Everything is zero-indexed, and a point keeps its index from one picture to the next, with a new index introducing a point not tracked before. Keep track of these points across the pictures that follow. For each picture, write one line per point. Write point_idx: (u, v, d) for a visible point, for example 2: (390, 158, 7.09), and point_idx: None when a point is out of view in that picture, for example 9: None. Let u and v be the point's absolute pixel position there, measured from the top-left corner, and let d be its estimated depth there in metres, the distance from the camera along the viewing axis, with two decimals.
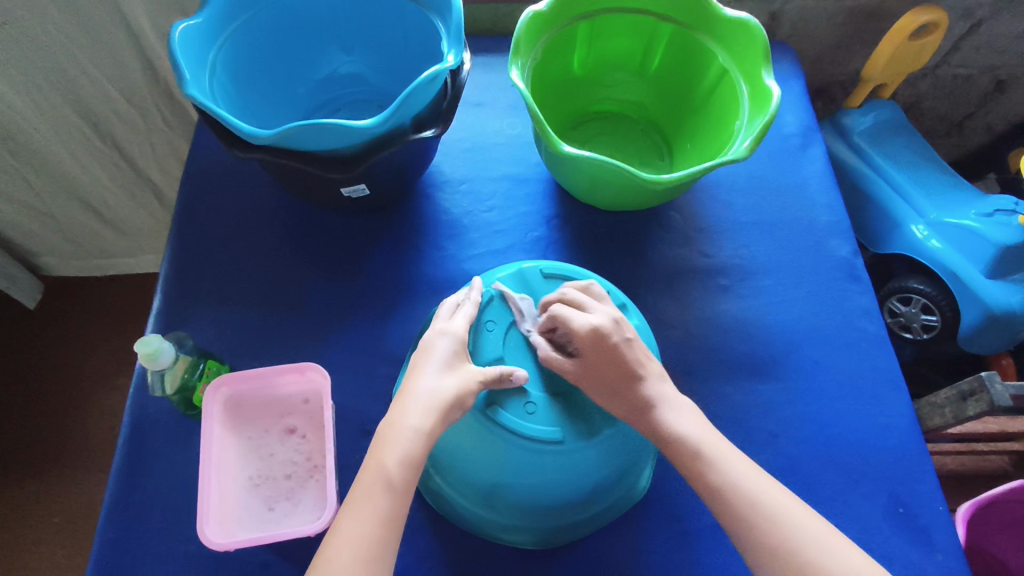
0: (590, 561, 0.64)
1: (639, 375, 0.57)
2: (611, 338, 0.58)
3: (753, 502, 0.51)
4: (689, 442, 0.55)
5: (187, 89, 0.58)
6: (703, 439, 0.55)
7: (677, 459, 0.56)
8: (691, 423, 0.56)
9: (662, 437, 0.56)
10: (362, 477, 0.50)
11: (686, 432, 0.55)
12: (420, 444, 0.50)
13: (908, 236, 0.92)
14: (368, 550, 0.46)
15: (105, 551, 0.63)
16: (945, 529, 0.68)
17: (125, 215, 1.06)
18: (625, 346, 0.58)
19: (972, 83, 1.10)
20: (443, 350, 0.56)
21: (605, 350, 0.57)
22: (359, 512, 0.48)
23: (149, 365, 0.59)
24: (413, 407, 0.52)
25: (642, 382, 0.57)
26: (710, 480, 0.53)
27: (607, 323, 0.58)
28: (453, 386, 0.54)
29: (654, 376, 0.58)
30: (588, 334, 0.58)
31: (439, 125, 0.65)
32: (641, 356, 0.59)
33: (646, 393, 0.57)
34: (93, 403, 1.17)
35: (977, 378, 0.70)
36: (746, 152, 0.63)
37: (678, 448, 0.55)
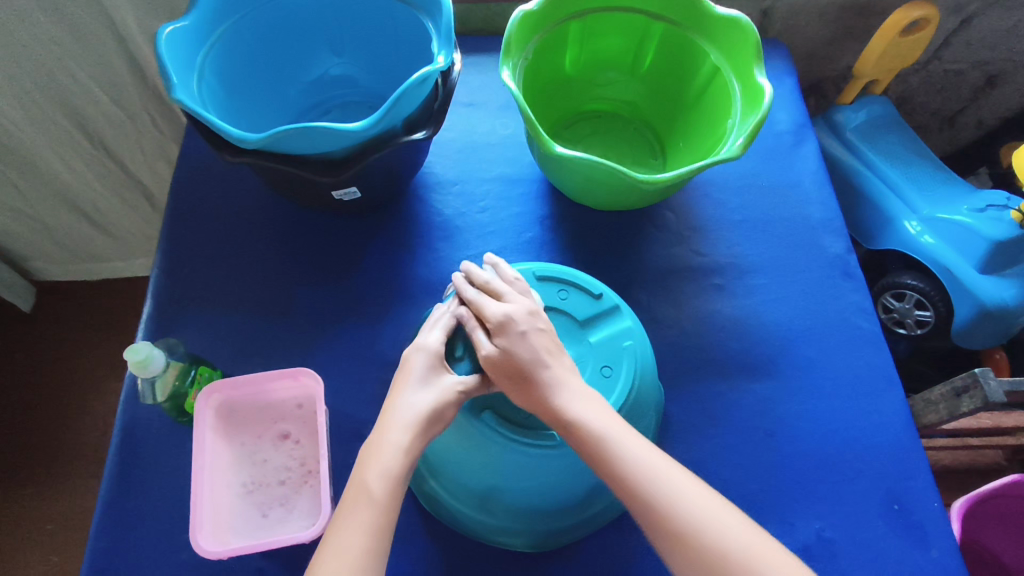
0: (587, 563, 0.64)
1: (543, 363, 0.56)
2: (518, 326, 0.57)
3: (658, 497, 0.49)
4: (587, 429, 0.52)
5: (175, 94, 0.58)
6: (603, 424, 0.53)
7: (579, 447, 0.53)
8: (593, 410, 0.54)
9: (562, 424, 0.53)
10: (348, 494, 0.51)
11: (586, 420, 0.53)
12: (401, 459, 0.51)
13: (901, 232, 0.92)
14: (357, 560, 0.46)
15: (98, 560, 0.62)
16: (940, 526, 0.68)
17: (116, 218, 1.06)
18: (530, 337, 0.57)
19: (964, 78, 1.10)
20: (421, 363, 0.56)
21: (512, 339, 0.56)
22: (345, 526, 0.48)
23: (139, 372, 0.58)
24: (393, 424, 0.53)
25: (544, 368, 0.55)
26: (611, 471, 0.51)
27: (520, 313, 0.58)
28: (432, 400, 0.54)
29: (562, 367, 0.56)
30: (500, 318, 0.57)
31: (431, 127, 0.64)
32: (548, 344, 0.57)
33: (547, 377, 0.55)
34: (85, 409, 1.16)
35: (970, 375, 0.70)
36: (738, 151, 0.62)
37: (577, 437, 0.53)
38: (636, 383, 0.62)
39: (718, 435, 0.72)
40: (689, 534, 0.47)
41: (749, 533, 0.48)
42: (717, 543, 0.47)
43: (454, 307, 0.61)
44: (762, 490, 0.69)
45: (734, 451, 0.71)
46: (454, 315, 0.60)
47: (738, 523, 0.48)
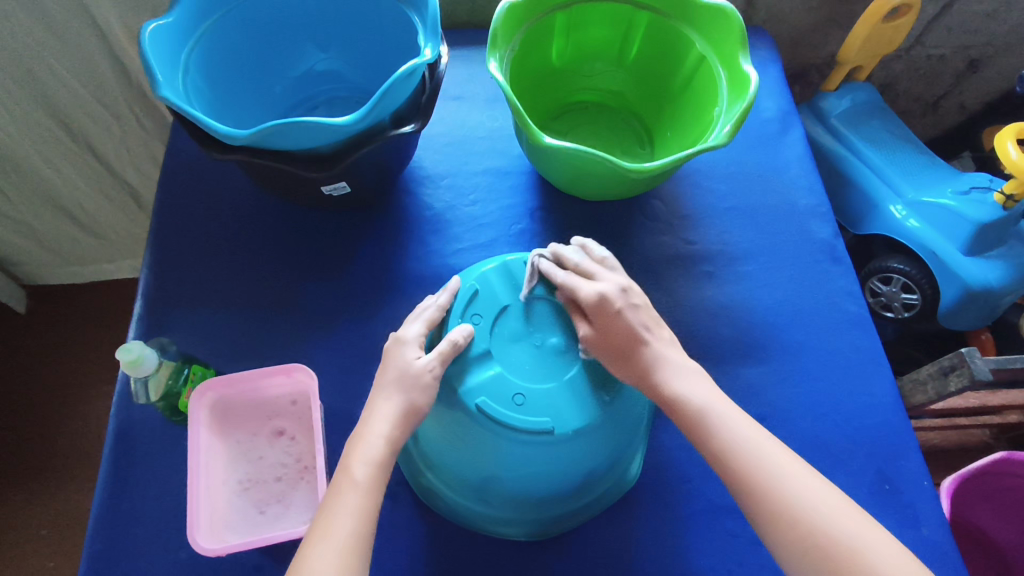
0: (585, 550, 0.65)
1: (644, 341, 0.59)
2: (615, 304, 0.59)
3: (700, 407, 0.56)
4: (689, 403, 0.56)
5: (159, 90, 0.57)
6: (701, 393, 0.57)
7: (679, 420, 0.57)
8: (696, 385, 0.58)
9: (665, 400, 0.57)
10: (334, 484, 0.52)
11: (688, 395, 0.57)
12: (384, 447, 0.53)
13: (887, 217, 0.93)
14: (342, 541, 0.48)
15: (94, 561, 0.62)
16: (930, 504, 0.69)
17: (103, 219, 1.05)
18: (631, 312, 0.60)
19: (946, 63, 1.11)
20: (405, 348, 0.58)
21: (610, 318, 0.59)
22: (336, 513, 0.50)
23: (131, 372, 0.58)
24: (375, 417, 0.55)
25: (644, 345, 0.59)
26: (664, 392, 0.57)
27: (613, 292, 0.60)
28: (411, 386, 0.55)
29: (661, 341, 0.60)
30: (594, 302, 0.59)
31: (419, 120, 0.64)
32: (648, 321, 0.60)
33: (650, 356, 0.58)
34: (77, 413, 1.15)
35: (957, 354, 0.71)
36: (726, 139, 0.63)
37: (677, 409, 0.57)
38: None
39: None
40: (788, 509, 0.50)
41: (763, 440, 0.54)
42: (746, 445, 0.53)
43: (439, 299, 0.62)
44: None
45: None
46: (439, 308, 0.62)
47: (841, 503, 0.51)
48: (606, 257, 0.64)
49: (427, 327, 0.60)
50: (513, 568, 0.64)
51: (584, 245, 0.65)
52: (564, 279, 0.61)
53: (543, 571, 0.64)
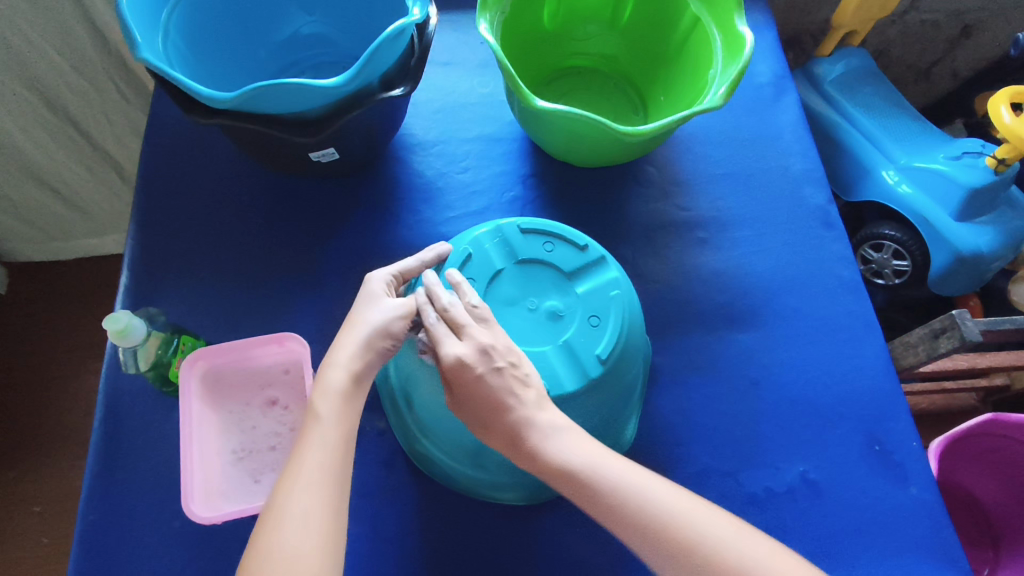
0: (580, 515, 0.65)
1: (506, 406, 0.53)
2: (472, 370, 0.53)
3: (570, 465, 0.51)
4: (571, 469, 0.51)
5: (139, 52, 0.55)
6: (584, 456, 0.52)
7: (562, 486, 0.52)
8: (572, 447, 0.52)
9: (545, 471, 0.52)
10: (304, 419, 0.51)
11: (564, 459, 0.51)
12: (348, 380, 0.52)
13: (879, 182, 0.93)
14: (309, 473, 0.47)
15: (88, 533, 0.62)
16: (918, 464, 0.71)
17: (86, 194, 1.02)
18: (491, 377, 0.53)
19: (940, 28, 1.10)
20: (371, 287, 0.57)
21: (467, 382, 0.53)
22: (309, 446, 0.49)
23: (119, 342, 0.57)
24: (345, 347, 0.53)
25: (506, 409, 0.53)
26: (540, 463, 0.52)
27: (471, 354, 0.53)
28: (381, 319, 0.54)
29: (531, 404, 0.53)
30: (450, 366, 0.53)
31: (408, 83, 0.62)
32: (514, 382, 0.54)
33: (516, 422, 0.53)
34: (67, 389, 1.14)
35: (948, 317, 0.71)
36: (721, 100, 0.62)
37: (562, 477, 0.52)
38: (625, 331, 0.61)
39: (704, 384, 0.73)
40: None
41: (646, 481, 0.51)
42: (619, 493, 0.50)
43: (423, 255, 0.61)
44: (747, 438, 0.71)
45: (722, 400, 0.72)
46: (420, 263, 0.61)
47: (729, 527, 0.48)
48: (478, 306, 0.56)
49: (396, 272, 0.59)
50: (508, 532, 0.64)
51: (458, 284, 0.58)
52: (431, 331, 0.55)
53: (537, 534, 0.64)
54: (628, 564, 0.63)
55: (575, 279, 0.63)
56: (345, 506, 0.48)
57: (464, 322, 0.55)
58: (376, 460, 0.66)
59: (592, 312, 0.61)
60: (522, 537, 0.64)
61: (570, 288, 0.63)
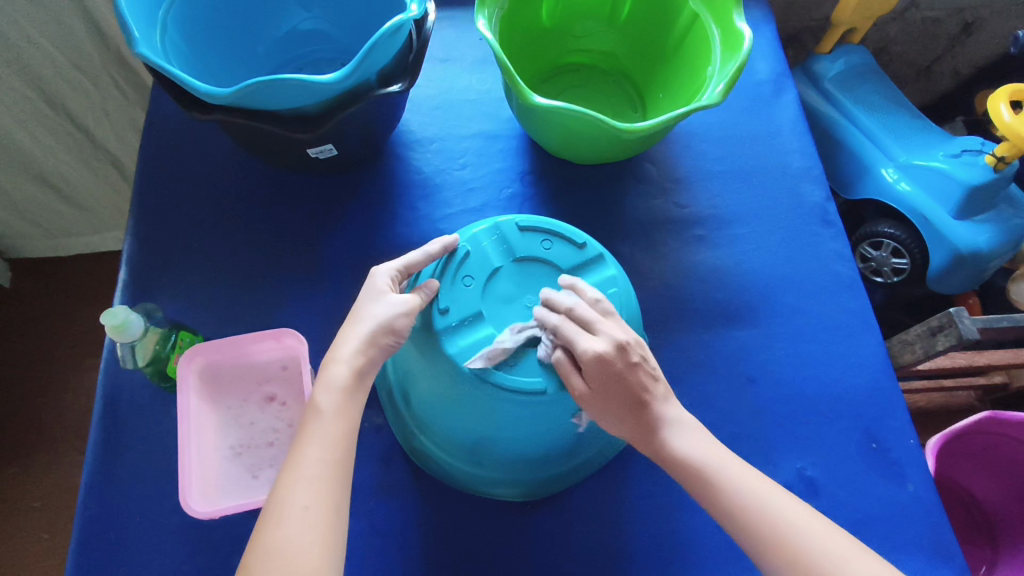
0: (576, 511, 0.65)
1: (645, 401, 0.54)
2: (617, 366, 0.53)
3: (686, 457, 0.53)
4: (693, 463, 0.52)
5: (136, 47, 0.55)
6: (704, 451, 0.53)
7: (684, 481, 0.53)
8: (699, 442, 0.53)
9: (672, 464, 0.53)
10: (306, 413, 0.51)
11: (692, 454, 0.53)
12: (351, 375, 0.52)
13: (878, 180, 0.93)
14: (311, 467, 0.47)
15: (86, 528, 0.62)
16: (916, 461, 0.71)
17: (86, 191, 1.02)
18: (631, 373, 0.54)
19: (941, 26, 1.10)
20: (375, 282, 0.57)
21: (608, 378, 0.53)
22: (311, 440, 0.49)
23: (117, 337, 0.57)
24: (348, 342, 0.53)
25: (645, 407, 0.54)
26: (665, 456, 0.54)
27: (611, 351, 0.53)
28: (384, 313, 0.54)
29: (662, 398, 0.55)
30: (592, 362, 0.53)
31: (406, 79, 0.62)
32: (647, 378, 0.55)
33: (654, 416, 0.54)
34: (67, 385, 1.14)
35: (945, 314, 0.71)
36: (719, 98, 0.62)
37: (685, 471, 0.53)
38: None
39: (701, 381, 0.73)
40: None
41: (753, 478, 0.52)
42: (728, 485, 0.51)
43: (428, 247, 0.61)
44: (744, 434, 0.71)
45: (719, 397, 0.72)
46: (426, 255, 0.60)
47: (829, 530, 0.49)
48: (601, 301, 0.57)
49: (401, 267, 0.59)
50: (505, 529, 0.65)
51: (575, 285, 0.59)
52: (561, 334, 0.55)
53: (534, 530, 0.65)
54: (624, 560, 0.64)
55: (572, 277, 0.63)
56: (346, 500, 0.48)
57: (592, 320, 0.55)
58: (373, 455, 0.66)
59: None
60: (519, 533, 0.64)
61: None
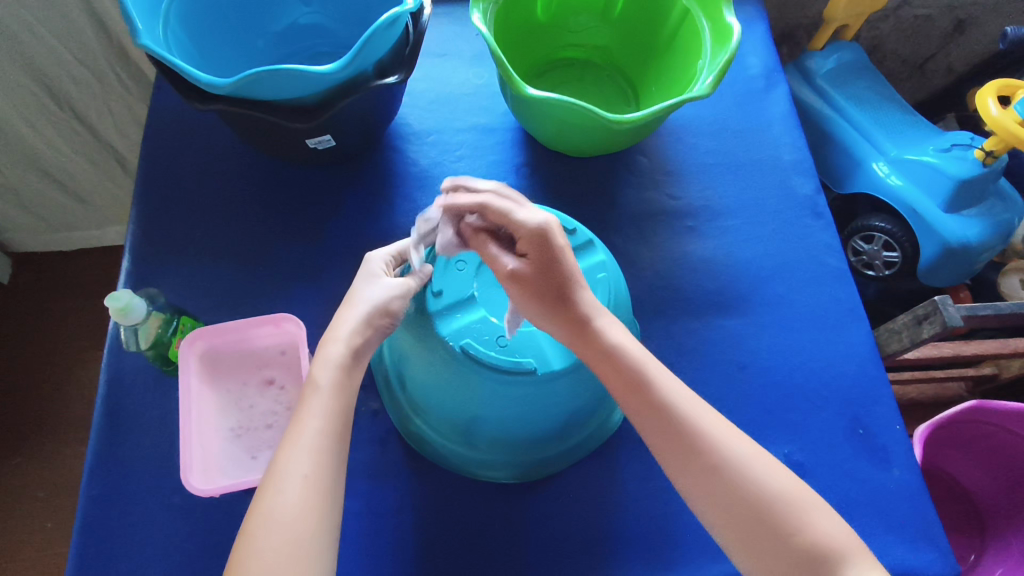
0: (568, 494, 0.67)
1: (580, 284, 0.57)
2: (557, 240, 0.56)
3: (632, 356, 0.56)
4: (631, 355, 0.56)
5: (140, 39, 0.57)
6: (637, 349, 0.57)
7: (614, 369, 0.56)
8: (628, 339, 0.57)
9: (603, 349, 0.56)
10: (304, 390, 0.52)
11: (624, 345, 0.56)
12: (347, 353, 0.53)
13: (870, 175, 0.94)
14: (310, 439, 0.49)
15: (89, 508, 0.63)
16: (901, 447, 0.72)
17: (88, 184, 1.04)
18: (567, 252, 0.57)
19: (933, 23, 1.11)
20: (370, 266, 0.59)
21: (549, 250, 0.56)
22: (308, 414, 0.50)
23: (120, 320, 0.59)
24: (345, 322, 0.55)
25: (580, 289, 0.57)
26: (599, 345, 0.56)
27: (554, 224, 0.57)
28: (380, 296, 0.56)
29: (589, 291, 0.59)
30: (537, 233, 0.56)
31: (402, 71, 0.64)
32: (580, 267, 0.58)
33: (585, 303, 0.57)
34: (70, 377, 1.16)
35: (930, 303, 0.73)
36: (708, 90, 0.64)
37: (619, 360, 0.55)
38: (612, 314, 0.63)
39: (691, 369, 0.74)
40: (790, 531, 0.49)
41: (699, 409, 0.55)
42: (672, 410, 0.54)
43: (421, 235, 0.62)
44: (734, 421, 0.72)
45: (709, 384, 0.74)
46: (419, 243, 0.62)
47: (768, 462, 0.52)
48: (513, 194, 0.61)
49: (395, 252, 0.61)
50: (498, 511, 0.66)
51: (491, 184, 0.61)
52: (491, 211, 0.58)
53: (527, 513, 0.66)
54: (614, 542, 0.65)
55: None
56: (343, 472, 0.50)
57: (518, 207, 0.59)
58: (369, 440, 0.68)
59: None
60: (512, 515, 0.66)
61: None
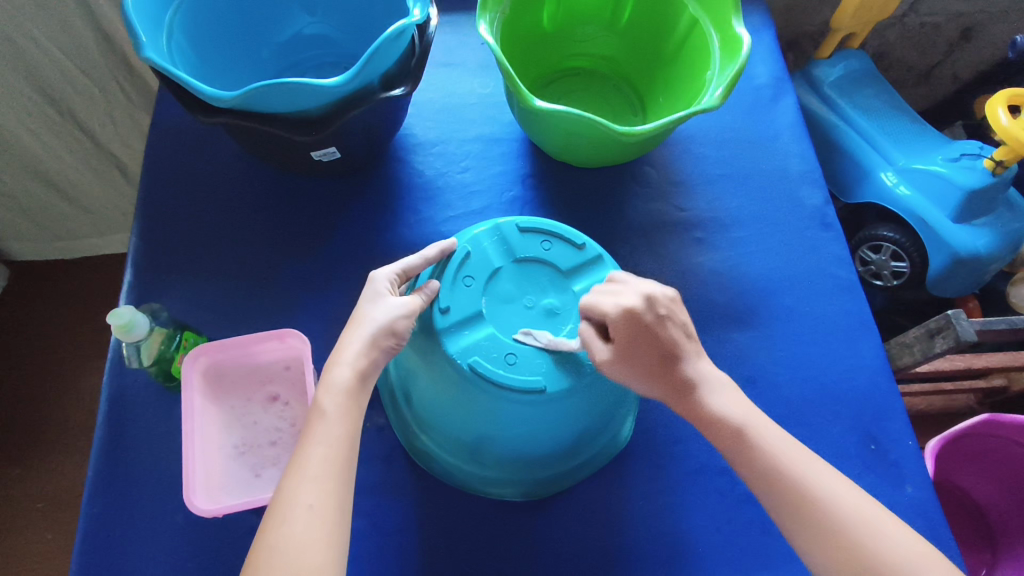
0: (577, 511, 0.66)
1: (678, 357, 0.55)
2: (644, 319, 0.54)
3: (730, 416, 0.54)
4: (734, 422, 0.54)
5: (144, 51, 0.56)
6: (743, 413, 0.55)
7: (719, 439, 0.55)
8: (733, 402, 0.55)
9: (710, 421, 0.55)
10: (310, 415, 0.51)
11: (728, 413, 0.55)
12: (353, 377, 0.52)
13: (878, 184, 0.93)
14: (316, 467, 0.48)
15: (90, 527, 0.62)
16: (914, 462, 0.71)
17: (90, 193, 1.03)
18: (661, 327, 0.55)
19: (940, 31, 1.10)
20: (375, 286, 0.58)
21: (638, 332, 0.55)
22: (315, 441, 0.49)
23: (122, 337, 0.58)
24: (351, 344, 0.54)
25: (679, 361, 0.55)
26: (701, 413, 0.55)
27: (639, 304, 0.55)
28: (386, 316, 0.55)
29: (693, 355, 0.56)
30: (619, 318, 0.55)
31: (409, 83, 0.63)
32: (677, 333, 0.56)
33: (687, 373, 0.55)
34: (71, 387, 1.15)
35: (943, 317, 0.72)
36: (717, 102, 0.63)
37: (724, 430, 0.54)
38: None
39: None
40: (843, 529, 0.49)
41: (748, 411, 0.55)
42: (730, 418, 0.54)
43: (426, 251, 0.61)
44: None
45: None
46: (424, 260, 0.61)
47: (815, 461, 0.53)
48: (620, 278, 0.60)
49: (400, 270, 0.60)
50: (506, 529, 0.65)
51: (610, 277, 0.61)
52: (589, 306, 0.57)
53: (535, 530, 0.65)
54: (624, 560, 0.64)
55: (572, 278, 0.64)
56: (351, 499, 0.49)
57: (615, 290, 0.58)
58: (374, 456, 0.67)
59: None
60: (520, 533, 0.65)
61: (566, 285, 0.64)
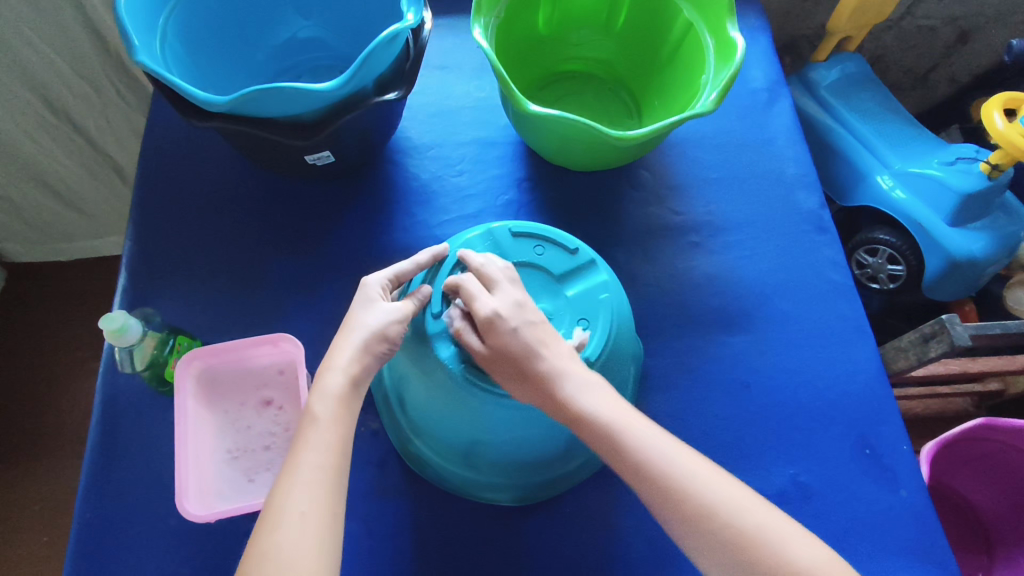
0: (571, 516, 0.66)
1: (539, 356, 0.53)
2: (506, 325, 0.54)
3: (603, 422, 0.51)
4: (604, 425, 0.51)
5: (137, 56, 0.56)
6: (616, 413, 0.52)
7: (593, 441, 0.52)
8: (605, 403, 0.52)
9: (580, 423, 0.52)
10: (302, 422, 0.51)
11: (598, 413, 0.52)
12: (346, 383, 0.52)
13: (874, 188, 0.93)
14: (307, 474, 0.48)
15: (83, 532, 0.62)
16: (908, 467, 0.71)
17: (86, 195, 1.03)
18: (520, 330, 0.54)
19: (937, 34, 1.10)
20: (367, 291, 0.57)
21: (500, 334, 0.54)
22: (307, 448, 0.49)
23: (115, 341, 0.58)
24: (343, 350, 0.54)
25: (539, 360, 0.53)
26: (572, 415, 0.52)
27: (507, 308, 0.55)
28: (378, 321, 0.55)
29: (560, 356, 0.54)
30: (485, 319, 0.54)
31: (403, 87, 0.63)
32: (542, 336, 0.55)
33: (545, 371, 0.53)
34: (67, 389, 1.15)
35: (938, 321, 0.72)
36: (711, 106, 0.63)
37: (598, 434, 0.51)
38: (613, 335, 0.61)
39: (696, 387, 0.73)
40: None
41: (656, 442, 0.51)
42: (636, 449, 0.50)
43: (419, 257, 0.61)
44: (739, 440, 0.71)
45: (713, 403, 0.73)
46: (416, 265, 0.61)
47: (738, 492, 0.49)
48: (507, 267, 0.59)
49: (392, 275, 0.60)
50: (499, 534, 0.65)
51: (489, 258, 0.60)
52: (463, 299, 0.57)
53: (529, 535, 0.65)
54: (618, 565, 0.64)
55: (565, 282, 0.64)
56: (342, 507, 0.48)
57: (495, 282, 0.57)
58: (369, 460, 0.67)
59: (581, 315, 0.62)
60: (514, 537, 0.65)
61: (560, 290, 0.64)
